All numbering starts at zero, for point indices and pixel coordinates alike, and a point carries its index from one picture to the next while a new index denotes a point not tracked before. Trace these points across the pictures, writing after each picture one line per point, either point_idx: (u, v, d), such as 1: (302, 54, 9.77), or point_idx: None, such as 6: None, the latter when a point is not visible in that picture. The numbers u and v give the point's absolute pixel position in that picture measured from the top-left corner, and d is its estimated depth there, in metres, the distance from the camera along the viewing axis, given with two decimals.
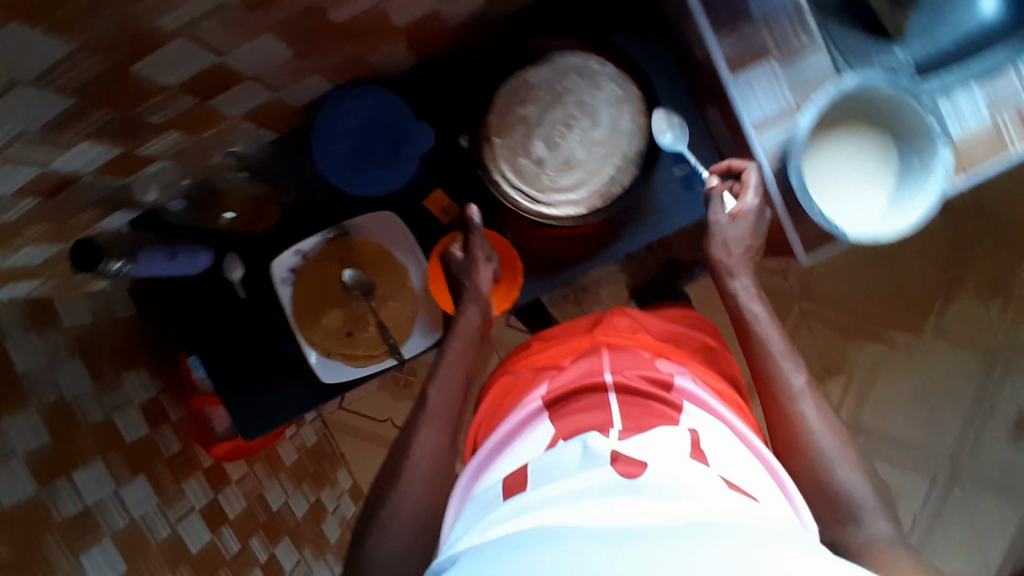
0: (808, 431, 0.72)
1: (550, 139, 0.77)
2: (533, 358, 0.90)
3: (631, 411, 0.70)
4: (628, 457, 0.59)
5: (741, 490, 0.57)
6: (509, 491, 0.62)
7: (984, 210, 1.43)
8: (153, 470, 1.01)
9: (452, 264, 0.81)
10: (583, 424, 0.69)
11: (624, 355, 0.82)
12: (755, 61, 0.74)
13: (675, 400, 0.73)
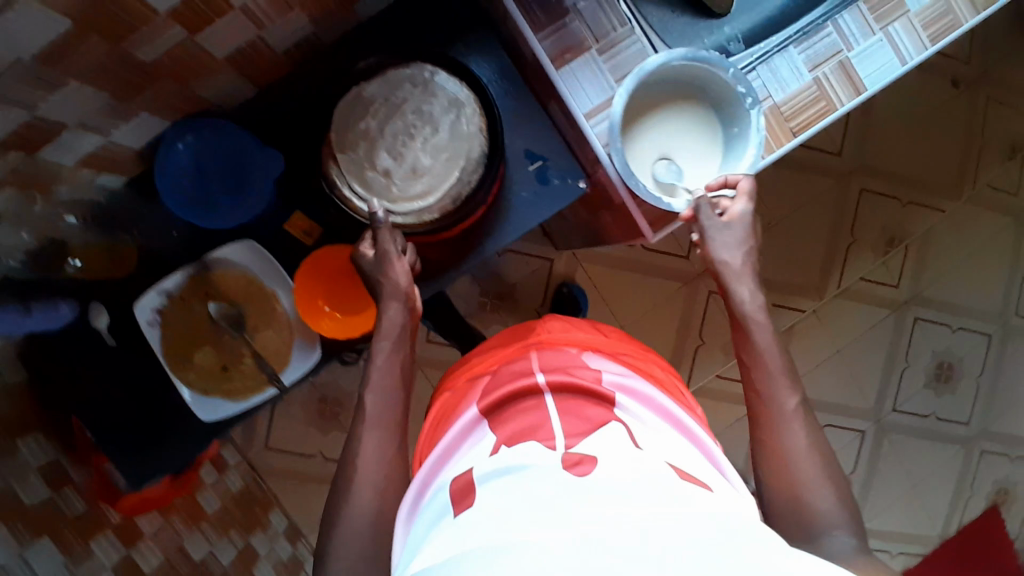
0: (788, 418, 0.63)
1: (393, 149, 0.78)
2: (476, 369, 0.79)
3: (565, 412, 0.62)
4: (576, 458, 0.55)
5: (692, 480, 0.54)
6: (460, 504, 0.55)
7: (867, 169, 1.50)
8: (58, 532, 0.97)
9: (364, 264, 0.76)
10: (520, 426, 0.62)
11: (554, 354, 0.74)
12: (575, 53, 0.77)
13: (607, 394, 0.66)
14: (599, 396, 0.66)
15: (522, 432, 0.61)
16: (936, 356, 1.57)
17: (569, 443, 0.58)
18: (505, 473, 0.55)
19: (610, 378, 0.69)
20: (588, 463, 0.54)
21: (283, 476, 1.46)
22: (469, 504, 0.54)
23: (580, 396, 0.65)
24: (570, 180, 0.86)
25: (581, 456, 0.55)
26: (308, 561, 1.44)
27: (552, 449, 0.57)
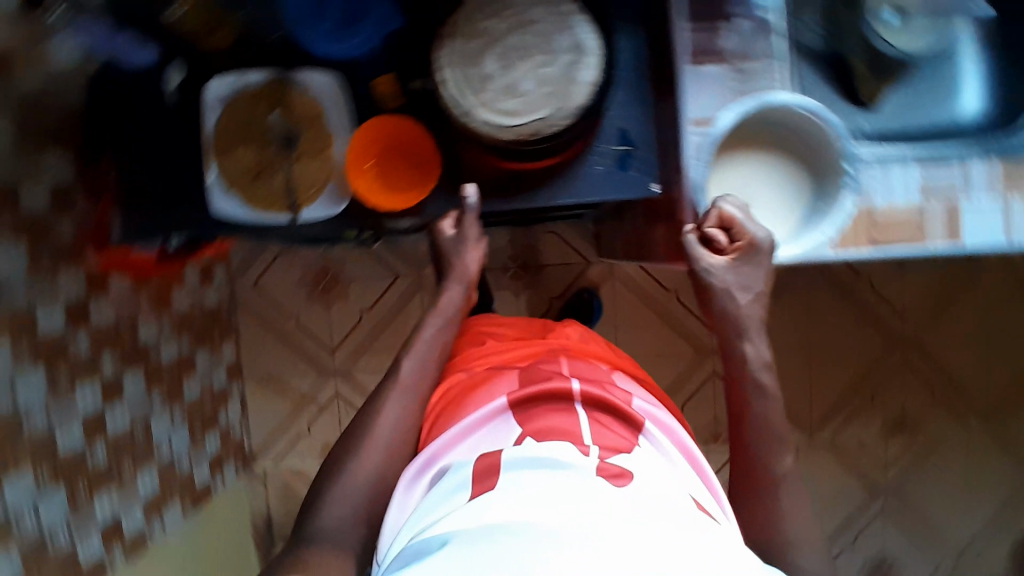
0: (773, 463, 0.74)
1: (505, 59, 0.78)
2: (490, 356, 0.88)
3: (596, 425, 0.71)
4: (616, 470, 0.63)
5: (704, 511, 0.63)
6: (478, 485, 0.63)
7: (918, 346, 1.44)
8: (36, 246, 0.99)
9: (444, 240, 0.90)
10: (549, 426, 0.71)
11: (586, 365, 0.85)
12: (714, 61, 0.78)
13: (636, 417, 0.75)
14: (626, 418, 0.74)
15: (547, 431, 0.70)
16: (885, 554, 1.50)
17: (602, 454, 0.67)
18: (539, 465, 0.63)
19: (639, 403, 0.79)
20: (624, 478, 0.62)
21: (253, 317, 1.50)
22: (490, 484, 0.63)
23: (612, 414, 0.74)
24: (645, 178, 0.85)
25: (621, 468, 0.64)
26: (233, 400, 1.48)
27: (584, 454, 0.66)
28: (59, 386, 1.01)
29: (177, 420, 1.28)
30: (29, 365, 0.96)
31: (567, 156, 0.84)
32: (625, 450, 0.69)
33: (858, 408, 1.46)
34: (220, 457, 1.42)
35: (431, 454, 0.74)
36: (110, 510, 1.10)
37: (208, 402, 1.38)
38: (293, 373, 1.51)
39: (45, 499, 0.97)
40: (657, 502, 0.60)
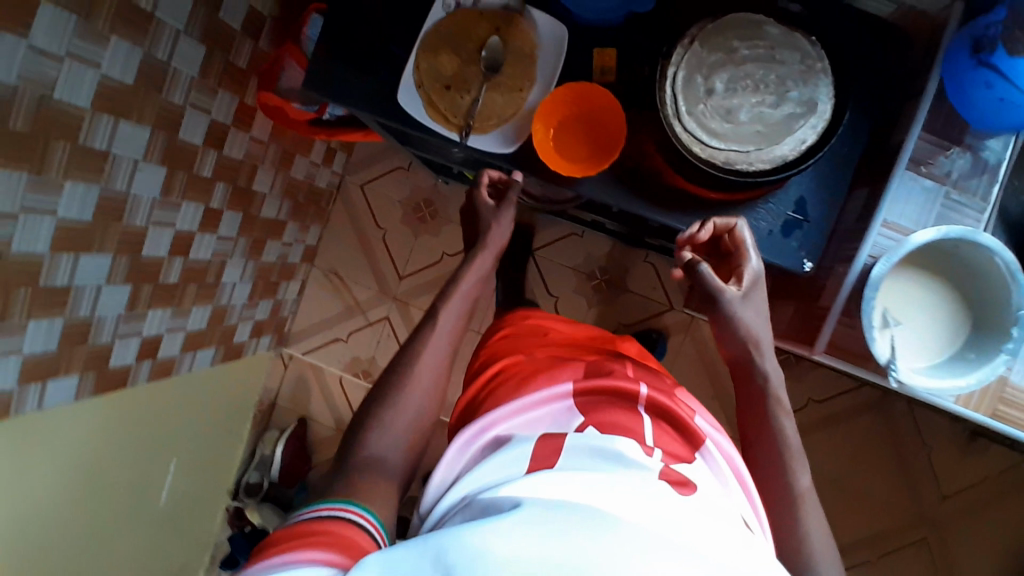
0: (788, 489, 0.72)
1: (734, 83, 0.77)
2: (547, 348, 0.88)
3: (658, 429, 0.67)
4: (678, 477, 0.58)
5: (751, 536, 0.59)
6: (538, 463, 0.59)
7: (943, 533, 1.37)
8: (212, 54, 0.98)
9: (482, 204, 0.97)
10: (607, 419, 0.66)
11: (654, 377, 0.80)
12: (926, 175, 0.79)
13: (697, 433, 0.70)
14: (688, 434, 0.70)
15: (608, 424, 0.65)
16: None
17: (664, 457, 0.62)
18: (606, 458, 0.58)
19: (703, 420, 0.73)
20: (688, 487, 0.58)
21: (347, 214, 1.52)
22: (549, 463, 0.58)
23: (673, 425, 0.70)
24: (802, 253, 0.83)
25: (683, 477, 0.59)
26: (295, 279, 1.50)
27: (649, 455, 0.61)
28: (172, 191, 1.00)
29: (246, 273, 1.30)
30: (157, 161, 0.94)
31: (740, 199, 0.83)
32: (684, 459, 0.64)
33: (859, 564, 1.40)
34: (264, 325, 1.44)
35: (482, 427, 0.70)
36: (156, 328, 1.10)
37: (277, 272, 1.40)
38: (358, 280, 1.53)
39: (109, 288, 0.95)
40: (728, 527, 0.54)
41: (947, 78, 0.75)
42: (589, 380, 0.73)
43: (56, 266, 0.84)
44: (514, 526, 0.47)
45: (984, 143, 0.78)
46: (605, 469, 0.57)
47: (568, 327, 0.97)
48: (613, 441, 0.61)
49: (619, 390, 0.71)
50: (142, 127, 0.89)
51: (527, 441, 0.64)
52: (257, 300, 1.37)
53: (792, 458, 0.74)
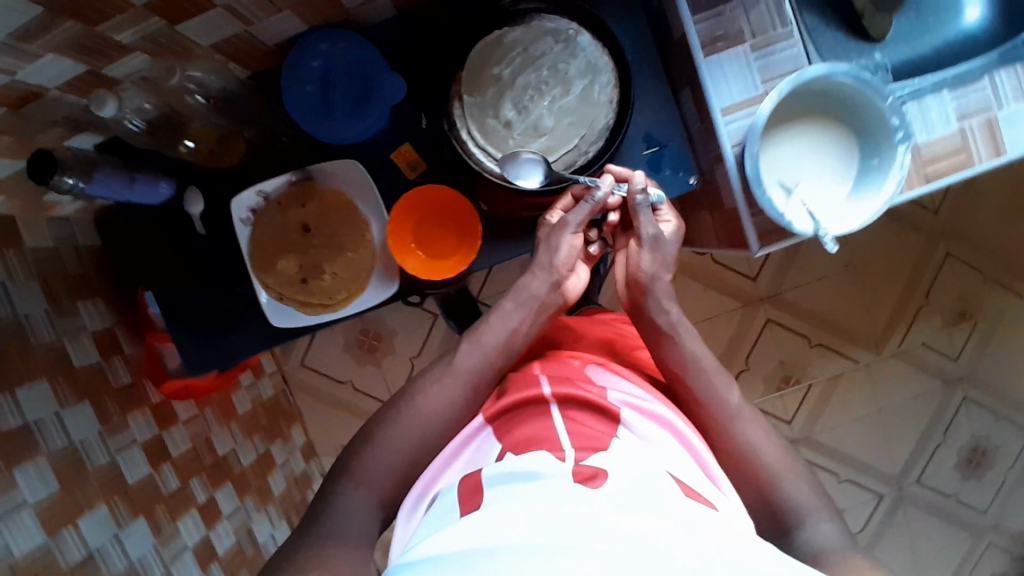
0: (726, 421, 0.71)
1: (520, 102, 0.76)
2: None
3: (571, 424, 0.64)
4: (589, 470, 0.57)
5: (697, 498, 0.56)
6: (466, 504, 0.58)
7: (959, 235, 1.39)
8: (101, 401, 1.00)
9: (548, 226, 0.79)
10: (528, 433, 0.64)
11: (556, 363, 0.75)
12: (728, 44, 0.75)
13: (614, 410, 0.66)
14: (604, 412, 0.66)
15: (530, 441, 0.63)
16: (979, 442, 1.49)
17: (578, 456, 0.59)
18: (518, 479, 0.57)
19: (619, 395, 0.69)
20: (599, 477, 0.56)
21: (311, 395, 1.51)
22: (477, 504, 0.57)
23: (582, 408, 0.66)
24: (681, 174, 0.83)
25: (595, 468, 0.57)
26: (316, 480, 1.50)
27: (562, 460, 0.59)
28: (162, 525, 1.02)
29: (274, 517, 1.30)
30: (131, 517, 0.96)
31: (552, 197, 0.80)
32: (603, 446, 0.61)
33: (918, 312, 1.42)
34: None
35: (420, 489, 0.67)
36: None
37: (296, 490, 1.40)
38: None
39: None
40: (649, 500, 0.53)
41: None
42: (502, 399, 0.70)
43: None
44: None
45: None
46: (512, 493, 0.56)
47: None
48: (523, 461, 0.59)
49: (519, 401, 0.68)
50: (96, 510, 0.91)
51: (451, 493, 0.61)
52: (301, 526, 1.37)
53: (716, 391, 0.72)
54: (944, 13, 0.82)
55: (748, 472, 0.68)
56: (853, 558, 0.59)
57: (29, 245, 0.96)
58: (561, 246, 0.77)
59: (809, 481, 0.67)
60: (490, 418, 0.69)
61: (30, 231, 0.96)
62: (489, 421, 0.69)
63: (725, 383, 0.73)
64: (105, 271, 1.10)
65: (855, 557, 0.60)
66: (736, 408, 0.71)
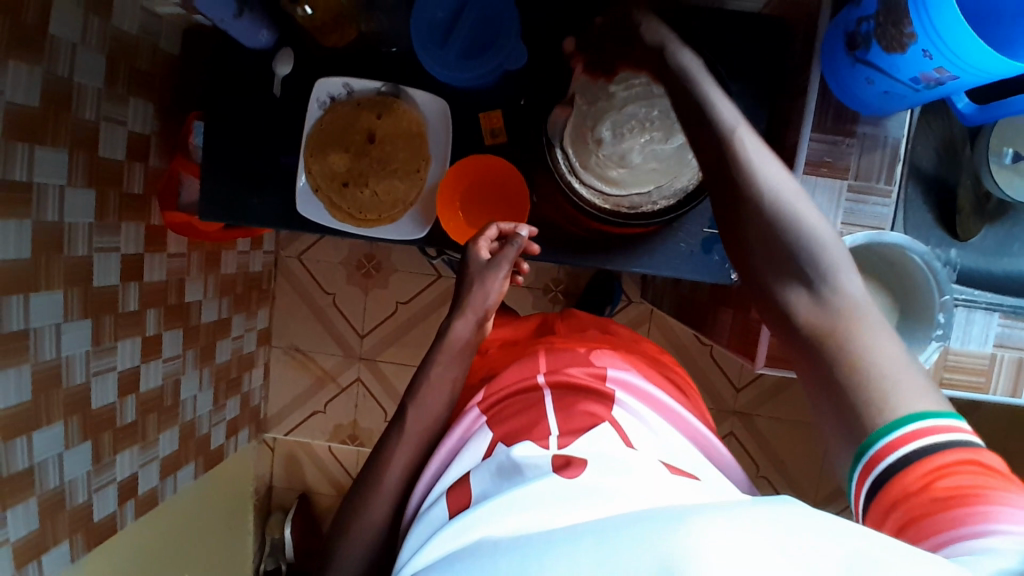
0: (762, 198, 0.59)
1: (619, 127, 0.75)
2: (493, 362, 0.80)
3: (562, 410, 0.61)
4: (564, 459, 0.53)
5: (683, 474, 0.54)
6: (457, 501, 0.56)
7: None
8: (103, 194, 0.99)
9: (471, 263, 0.75)
10: (519, 425, 0.61)
11: (562, 353, 0.72)
12: (830, 174, 0.76)
13: (608, 390, 0.63)
14: (599, 395, 0.63)
15: (518, 432, 0.60)
16: None
17: (563, 442, 0.57)
18: (506, 479, 0.54)
19: (617, 375, 0.67)
20: (576, 465, 0.52)
21: (291, 286, 1.51)
22: (467, 501, 0.55)
23: (579, 396, 0.63)
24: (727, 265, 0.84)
25: (568, 457, 0.54)
26: (257, 366, 1.50)
27: (545, 448, 0.56)
28: (102, 336, 1.01)
29: (204, 382, 1.30)
30: (78, 315, 0.96)
31: (614, 229, 0.82)
32: (589, 428, 0.58)
33: None
34: (238, 421, 1.45)
35: (427, 484, 0.66)
36: (129, 468, 1.11)
37: (235, 366, 1.40)
38: (324, 351, 1.52)
39: (71, 453, 0.97)
40: (636, 478, 0.50)
41: (826, 66, 0.73)
42: (496, 389, 0.69)
43: (13, 451, 0.86)
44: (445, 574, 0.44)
45: (885, 125, 0.75)
46: (502, 491, 0.53)
47: (506, 327, 0.89)
48: (510, 453, 0.57)
49: (515, 392, 0.66)
50: (53, 292, 0.91)
51: (444, 493, 0.59)
52: (223, 403, 1.37)
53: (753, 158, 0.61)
54: None
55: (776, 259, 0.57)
56: (889, 343, 0.51)
57: (113, 22, 0.95)
58: (488, 288, 0.75)
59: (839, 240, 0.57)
60: (488, 408, 0.67)
61: (122, 11, 0.96)
62: (483, 413, 0.66)
63: (762, 152, 0.61)
64: (168, 80, 1.10)
65: (884, 334, 0.52)
66: (777, 180, 0.59)
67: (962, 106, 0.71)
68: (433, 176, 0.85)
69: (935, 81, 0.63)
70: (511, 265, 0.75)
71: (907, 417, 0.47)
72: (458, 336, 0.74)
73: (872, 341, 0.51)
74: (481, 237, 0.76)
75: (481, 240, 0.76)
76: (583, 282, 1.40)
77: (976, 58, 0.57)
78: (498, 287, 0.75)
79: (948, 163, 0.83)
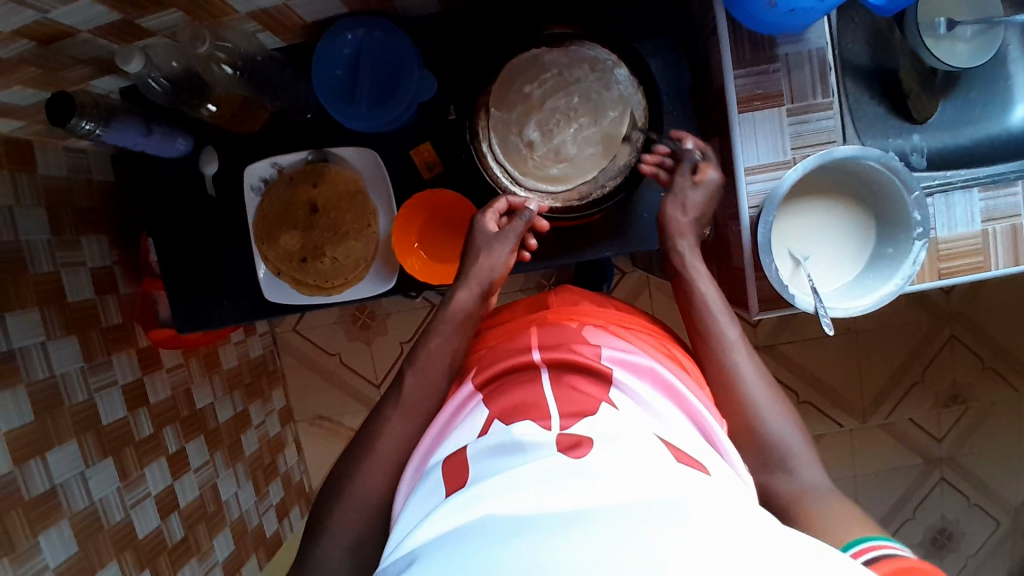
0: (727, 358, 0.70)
1: (546, 124, 0.77)
2: (493, 330, 0.76)
3: (562, 391, 0.59)
4: (572, 439, 0.51)
5: (688, 463, 0.51)
6: (453, 482, 0.53)
7: (966, 319, 1.38)
8: (86, 336, 1.00)
9: (477, 235, 0.76)
10: (522, 400, 0.58)
11: (553, 328, 0.69)
12: (765, 104, 0.74)
13: (604, 371, 0.61)
14: (596, 374, 0.61)
15: (515, 409, 0.57)
16: (945, 524, 1.44)
17: (564, 424, 0.54)
18: (505, 455, 0.52)
19: (612, 354, 0.64)
20: (583, 446, 0.50)
21: (297, 360, 1.52)
22: (463, 481, 0.52)
23: (575, 373, 0.61)
24: None
25: (578, 436, 0.52)
26: (288, 445, 1.51)
27: (548, 430, 0.53)
28: (128, 469, 1.02)
29: (241, 477, 1.31)
30: (99, 457, 0.97)
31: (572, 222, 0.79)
32: (591, 411, 0.55)
33: (910, 388, 1.39)
34: (286, 503, 1.46)
35: (417, 467, 0.63)
36: None
37: (266, 452, 1.41)
38: (347, 412, 1.53)
39: None
40: (639, 461, 0.48)
41: (727, 1, 0.70)
42: (491, 368, 0.65)
43: None
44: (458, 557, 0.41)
45: (806, 39, 0.73)
46: (501, 468, 0.50)
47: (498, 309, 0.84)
48: (511, 433, 0.54)
49: (510, 367, 0.63)
50: (66, 445, 0.93)
51: (439, 470, 0.56)
52: (265, 490, 1.39)
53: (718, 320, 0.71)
54: (989, 108, 0.82)
55: (734, 412, 0.68)
56: (836, 516, 0.59)
57: (42, 172, 0.95)
58: (495, 258, 0.75)
59: (793, 424, 0.67)
60: (482, 387, 0.64)
61: (46, 159, 0.96)
62: (478, 392, 0.63)
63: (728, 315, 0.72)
64: (114, 207, 1.10)
65: (837, 505, 0.61)
66: (737, 344, 0.70)
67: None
68: (385, 226, 0.84)
69: None
70: (518, 238, 0.75)
71: (855, 543, 0.53)
72: (461, 307, 0.74)
73: (830, 510, 0.60)
74: (490, 209, 0.76)
75: (489, 212, 0.76)
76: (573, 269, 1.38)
77: None
78: (504, 259, 0.75)
79: (882, 52, 0.81)
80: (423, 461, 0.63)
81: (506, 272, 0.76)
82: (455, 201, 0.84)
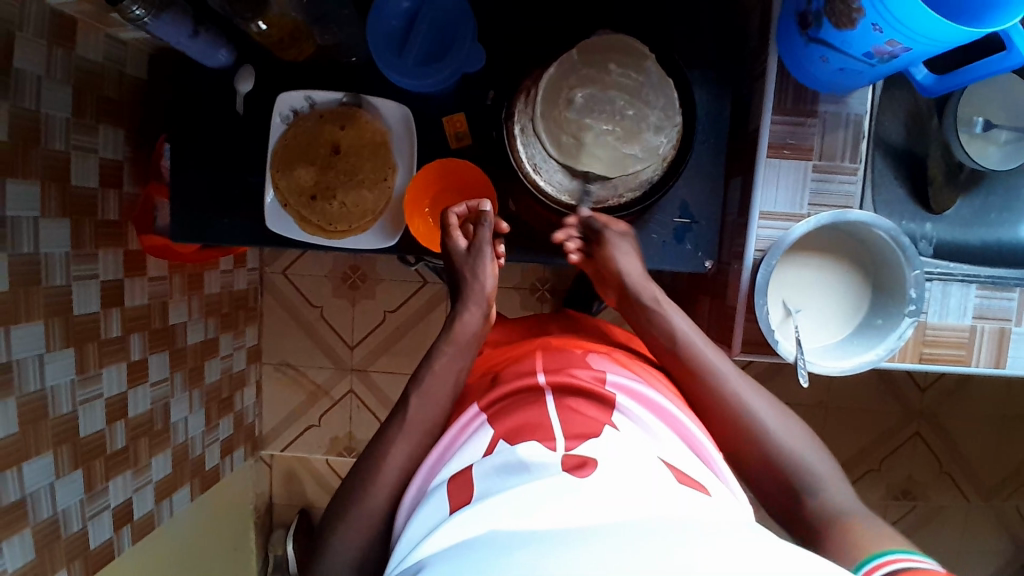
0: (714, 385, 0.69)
1: (596, 102, 0.77)
2: (507, 353, 0.77)
3: (564, 412, 0.60)
4: (577, 458, 0.52)
5: (689, 484, 0.52)
6: (457, 499, 0.53)
7: (934, 420, 1.40)
8: (79, 223, 0.99)
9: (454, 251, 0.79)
10: (524, 419, 0.59)
11: (558, 352, 0.70)
12: (793, 155, 0.75)
13: (608, 395, 0.62)
14: (599, 399, 0.62)
15: (520, 429, 0.58)
16: None
17: (568, 445, 0.54)
18: (511, 476, 0.52)
19: (616, 379, 0.65)
20: (588, 467, 0.51)
21: (278, 303, 1.51)
22: (468, 498, 0.52)
23: (580, 397, 0.62)
24: (699, 254, 0.84)
25: (583, 457, 0.52)
26: (248, 384, 1.50)
27: (552, 449, 0.54)
28: (87, 365, 1.01)
29: (195, 404, 1.30)
30: (61, 344, 0.96)
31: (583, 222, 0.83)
32: (595, 433, 0.56)
33: (866, 473, 1.41)
34: (233, 441, 1.45)
35: (419, 486, 0.62)
36: (123, 494, 1.11)
37: (225, 386, 1.40)
38: (314, 365, 1.52)
39: (62, 482, 0.98)
40: (636, 482, 0.49)
41: (782, 45, 0.72)
42: (496, 389, 0.66)
43: (4, 483, 0.88)
44: (464, 567, 0.42)
45: (846, 102, 0.75)
46: (507, 488, 0.51)
47: (499, 331, 0.86)
48: (516, 452, 0.54)
49: (515, 389, 0.64)
50: (33, 324, 0.91)
51: (443, 486, 0.56)
52: (215, 423, 1.37)
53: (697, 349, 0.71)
54: (1006, 215, 0.84)
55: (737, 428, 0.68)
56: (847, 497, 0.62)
57: (79, 52, 0.95)
58: (481, 273, 0.78)
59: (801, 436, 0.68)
60: (488, 406, 0.65)
61: (84, 39, 0.96)
62: (484, 411, 0.64)
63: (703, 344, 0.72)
64: (137, 104, 1.10)
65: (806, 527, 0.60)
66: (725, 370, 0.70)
67: (921, 77, 0.69)
68: (402, 185, 0.85)
69: (888, 53, 0.62)
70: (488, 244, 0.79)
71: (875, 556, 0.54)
72: (466, 327, 0.75)
73: (868, 525, 0.59)
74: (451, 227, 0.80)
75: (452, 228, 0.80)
76: (569, 278, 1.39)
77: (928, 28, 0.57)
78: (489, 267, 0.79)
79: (916, 137, 0.82)
80: (425, 478, 0.62)
81: (496, 287, 0.80)
82: (468, 168, 0.85)
